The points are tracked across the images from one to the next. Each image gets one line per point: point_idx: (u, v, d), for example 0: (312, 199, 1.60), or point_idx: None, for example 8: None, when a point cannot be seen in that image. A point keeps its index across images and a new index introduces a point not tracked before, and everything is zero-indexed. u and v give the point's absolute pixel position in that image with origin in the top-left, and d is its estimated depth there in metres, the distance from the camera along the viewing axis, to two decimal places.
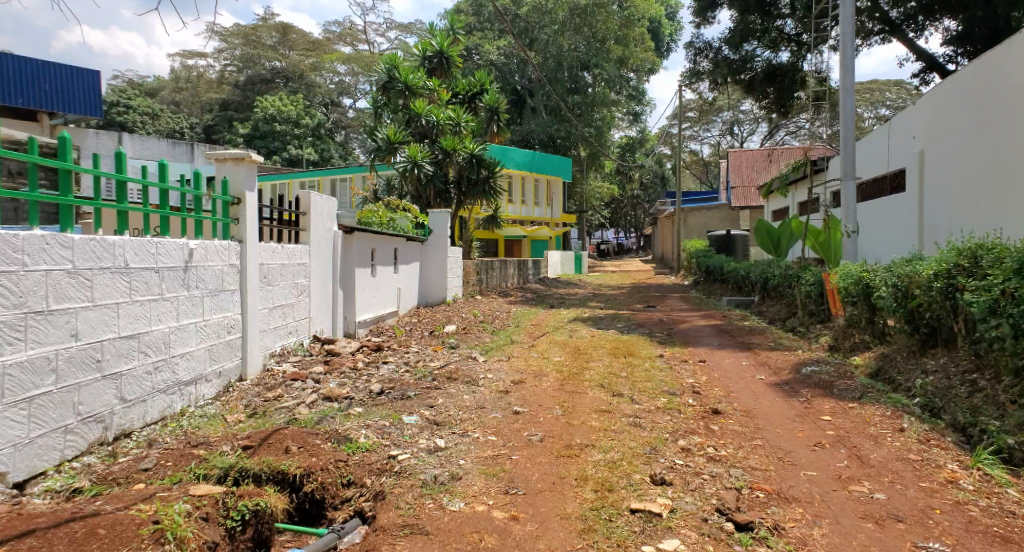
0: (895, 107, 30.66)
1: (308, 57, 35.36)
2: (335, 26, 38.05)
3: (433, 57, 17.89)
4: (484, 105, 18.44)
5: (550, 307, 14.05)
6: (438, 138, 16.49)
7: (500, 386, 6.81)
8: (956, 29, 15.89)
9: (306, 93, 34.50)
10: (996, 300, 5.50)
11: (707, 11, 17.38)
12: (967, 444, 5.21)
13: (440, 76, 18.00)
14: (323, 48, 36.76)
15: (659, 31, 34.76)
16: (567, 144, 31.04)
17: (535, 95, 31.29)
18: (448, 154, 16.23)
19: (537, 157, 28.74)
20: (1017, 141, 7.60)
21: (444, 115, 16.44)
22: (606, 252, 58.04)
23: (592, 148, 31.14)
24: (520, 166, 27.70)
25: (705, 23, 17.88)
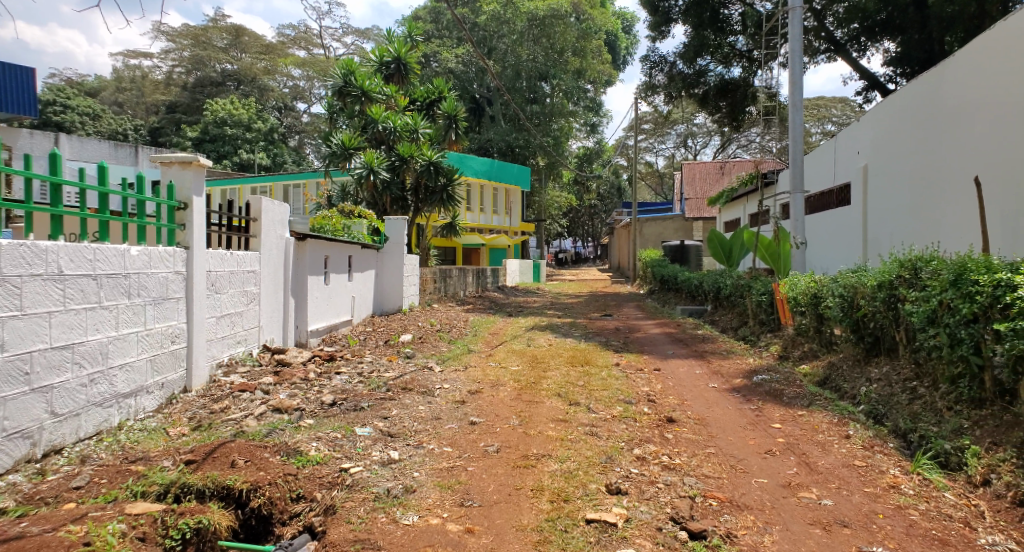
0: (841, 123, 31.87)
1: (260, 60, 34.62)
2: (289, 29, 37.47)
3: (390, 63, 17.68)
4: (442, 112, 18.28)
5: (507, 315, 14.02)
6: (395, 145, 16.35)
7: (456, 396, 6.72)
8: (895, 50, 16.65)
9: (258, 97, 34.03)
10: (934, 310, 5.76)
11: (662, 26, 17.69)
12: (908, 449, 5.39)
13: (398, 82, 17.87)
14: (277, 52, 36.06)
15: (615, 44, 35.34)
16: (527, 154, 31.07)
17: (493, 104, 31.50)
18: (406, 161, 16.09)
19: (496, 166, 28.72)
20: (955, 159, 7.95)
21: (401, 121, 16.35)
22: (564, 260, 58.66)
23: (550, 158, 31.38)
24: (478, 174, 27.65)
25: (660, 38, 18.23)
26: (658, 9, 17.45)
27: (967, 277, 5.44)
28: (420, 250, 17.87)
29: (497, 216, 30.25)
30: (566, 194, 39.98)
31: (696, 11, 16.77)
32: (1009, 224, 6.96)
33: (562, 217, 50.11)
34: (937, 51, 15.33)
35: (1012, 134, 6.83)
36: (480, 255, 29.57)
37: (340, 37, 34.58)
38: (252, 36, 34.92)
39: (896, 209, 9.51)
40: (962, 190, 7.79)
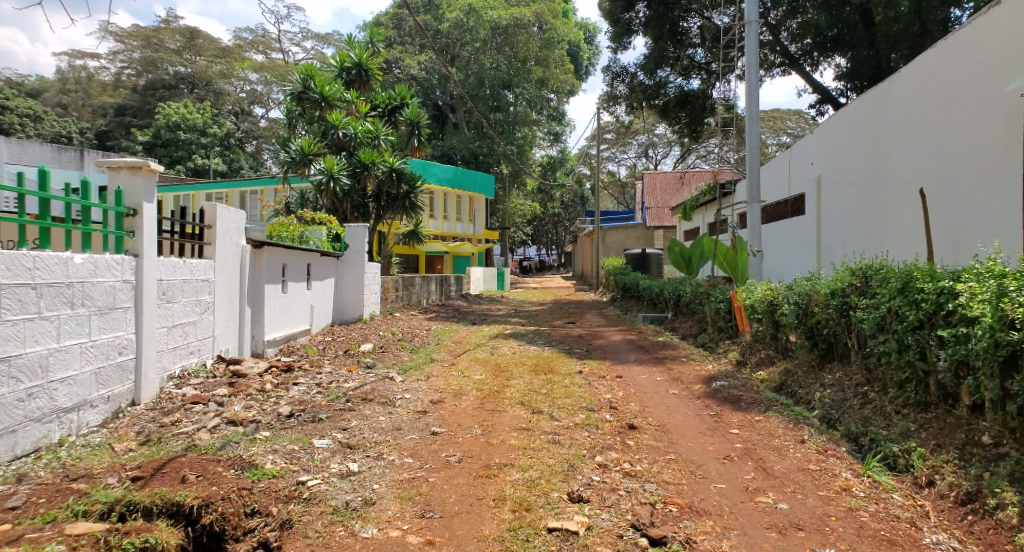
0: (795, 136, 32.88)
1: (216, 64, 33.87)
2: (246, 33, 36.84)
3: (352, 69, 17.52)
4: (404, 119, 18.26)
5: (471, 323, 13.96)
6: (356, 151, 16.18)
7: (418, 406, 6.65)
8: (846, 65, 17.23)
9: (213, 102, 33.57)
10: (885, 317, 5.96)
11: (623, 36, 17.98)
12: (859, 453, 5.55)
13: (359, 88, 17.64)
14: (234, 55, 35.34)
15: (577, 55, 35.72)
16: (490, 162, 31.01)
17: (456, 111, 31.65)
18: (367, 167, 15.93)
19: (459, 173, 28.61)
20: (902, 171, 8.25)
21: (362, 127, 16.21)
22: (528, 268, 58.87)
23: (513, 166, 31.49)
24: (442, 181, 27.59)
25: (621, 49, 18.55)
26: (619, 20, 17.64)
27: (914, 285, 5.63)
28: (381, 258, 17.66)
29: (461, 223, 30.19)
30: (530, 202, 40.16)
31: (656, 25, 17.08)
32: (951, 234, 7.24)
33: (525, 225, 50.29)
34: (884, 67, 15.89)
35: (954, 147, 7.11)
36: (443, 263, 29.47)
37: (299, 42, 34.19)
38: (207, 38, 33.82)
39: (848, 218, 9.80)
40: (908, 201, 8.08)
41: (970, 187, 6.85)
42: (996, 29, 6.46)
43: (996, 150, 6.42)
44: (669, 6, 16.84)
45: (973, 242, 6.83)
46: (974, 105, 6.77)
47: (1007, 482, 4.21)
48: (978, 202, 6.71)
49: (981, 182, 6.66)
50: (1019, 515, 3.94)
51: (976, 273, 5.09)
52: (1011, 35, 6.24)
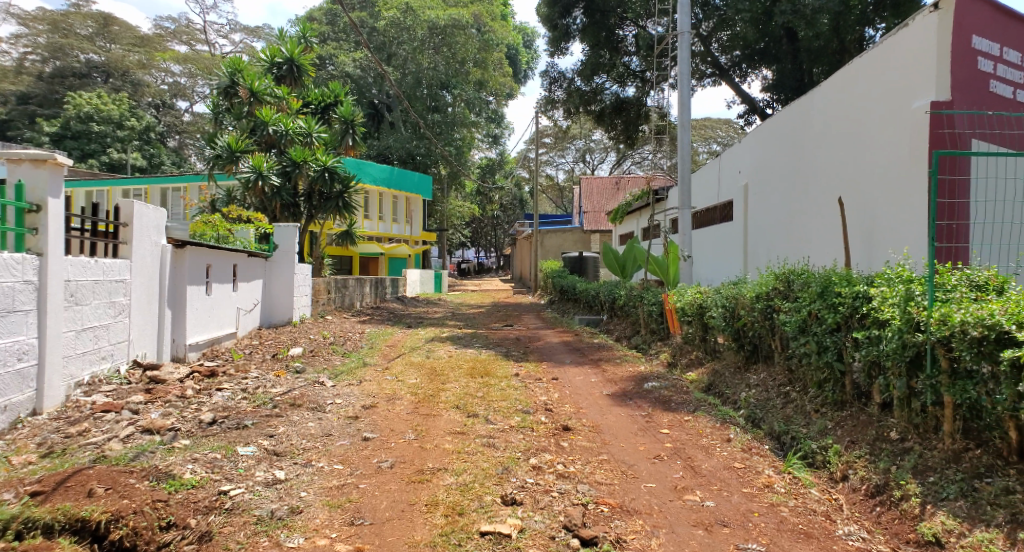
0: (725, 144, 34.19)
1: (134, 53, 32.23)
2: (168, 22, 35.24)
3: (283, 64, 16.95)
4: (338, 116, 17.88)
5: (406, 326, 13.78)
6: (287, 148, 15.75)
7: (349, 411, 6.51)
8: (772, 77, 18.02)
9: (131, 93, 31.96)
10: (805, 320, 6.23)
11: (561, 41, 18.07)
12: (781, 451, 5.77)
13: (290, 84, 17.13)
14: (154, 45, 33.77)
15: (516, 58, 35.91)
16: (427, 162, 30.81)
17: (393, 110, 31.27)
18: (298, 166, 15.44)
19: (395, 173, 28.25)
20: (822, 180, 8.66)
21: (293, 124, 15.75)
22: (466, 270, 58.68)
23: (452, 168, 31.30)
24: (377, 181, 27.13)
25: (559, 54, 18.73)
26: (557, 25, 17.69)
27: (832, 289, 5.92)
28: (313, 259, 17.19)
29: (397, 225, 29.84)
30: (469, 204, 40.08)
31: (593, 32, 17.36)
32: (866, 241, 7.63)
33: (464, 228, 50.18)
34: (807, 81, 16.72)
35: (869, 160, 7.53)
36: (379, 265, 29.11)
37: (226, 34, 32.95)
38: (123, 26, 32.50)
39: (773, 225, 10.21)
40: (827, 209, 8.49)
41: (883, 198, 7.26)
42: (906, 49, 6.89)
43: (906, 162, 6.82)
44: (604, 14, 17.18)
45: (884, 249, 7.24)
46: (886, 120, 7.19)
47: (911, 474, 4.49)
48: (890, 212, 7.11)
49: (892, 193, 7.06)
50: (921, 505, 4.23)
51: (888, 278, 5.38)
52: (920, 56, 6.66)
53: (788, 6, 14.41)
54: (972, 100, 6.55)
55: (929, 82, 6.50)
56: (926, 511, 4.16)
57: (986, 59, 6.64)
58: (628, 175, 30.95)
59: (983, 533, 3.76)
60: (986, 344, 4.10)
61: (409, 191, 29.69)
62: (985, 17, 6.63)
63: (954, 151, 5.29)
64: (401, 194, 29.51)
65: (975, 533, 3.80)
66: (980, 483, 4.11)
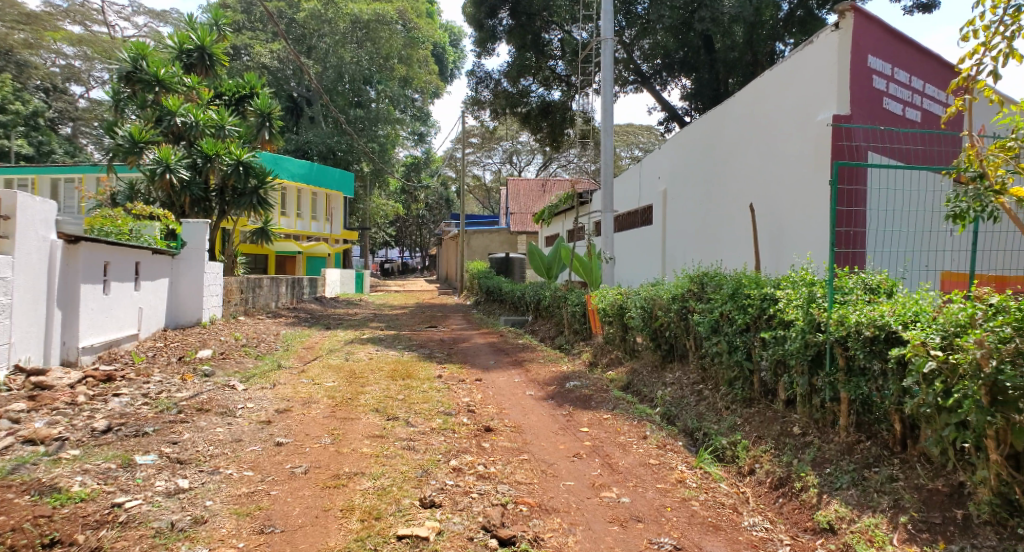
0: (646, 149, 35.28)
1: (18, 31, 27.66)
2: None
3: (192, 52, 15.98)
4: (254, 109, 17.31)
5: (325, 328, 13.42)
6: (197, 140, 14.93)
7: (261, 416, 6.27)
8: (690, 87, 18.70)
9: (15, 75, 28.20)
10: (718, 320, 6.50)
11: (487, 42, 18.09)
12: (694, 447, 6.00)
13: (201, 73, 16.19)
14: (42, 23, 28.78)
15: (442, 56, 35.75)
16: (350, 158, 30.15)
17: (313, 104, 30.53)
18: (209, 159, 14.79)
19: (315, 169, 27.46)
20: (735, 187, 9.04)
21: (204, 115, 14.94)
22: (389, 270, 57.71)
23: (375, 166, 30.74)
24: (296, 177, 26.38)
25: (485, 55, 18.72)
26: (483, 26, 17.72)
27: (742, 291, 6.18)
28: (226, 257, 16.44)
29: (316, 222, 29.11)
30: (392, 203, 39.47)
31: (520, 34, 17.57)
32: (773, 246, 8.04)
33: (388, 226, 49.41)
34: (723, 92, 17.53)
35: (777, 168, 7.91)
36: (296, 264, 28.27)
37: (128, 16, 30.95)
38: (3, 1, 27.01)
39: (689, 229, 10.59)
40: (739, 215, 8.88)
41: (789, 204, 7.65)
42: (811, 65, 7.31)
43: (811, 171, 7.22)
44: (531, 17, 17.45)
45: (790, 254, 7.64)
46: (793, 130, 7.58)
47: (811, 466, 4.76)
48: (797, 218, 7.50)
49: (798, 201, 7.46)
50: (818, 495, 4.50)
51: (792, 281, 5.69)
52: (823, 71, 7.07)
53: (707, 14, 14.75)
54: (868, 115, 7.02)
55: (832, 95, 6.91)
56: (823, 501, 4.42)
57: (880, 77, 7.14)
58: (554, 177, 31.41)
59: (871, 519, 4.03)
60: (878, 343, 4.41)
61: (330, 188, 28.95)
62: (879, 38, 7.12)
63: (853, 163, 5.63)
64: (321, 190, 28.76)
65: (863, 519, 4.07)
66: (869, 472, 4.40)
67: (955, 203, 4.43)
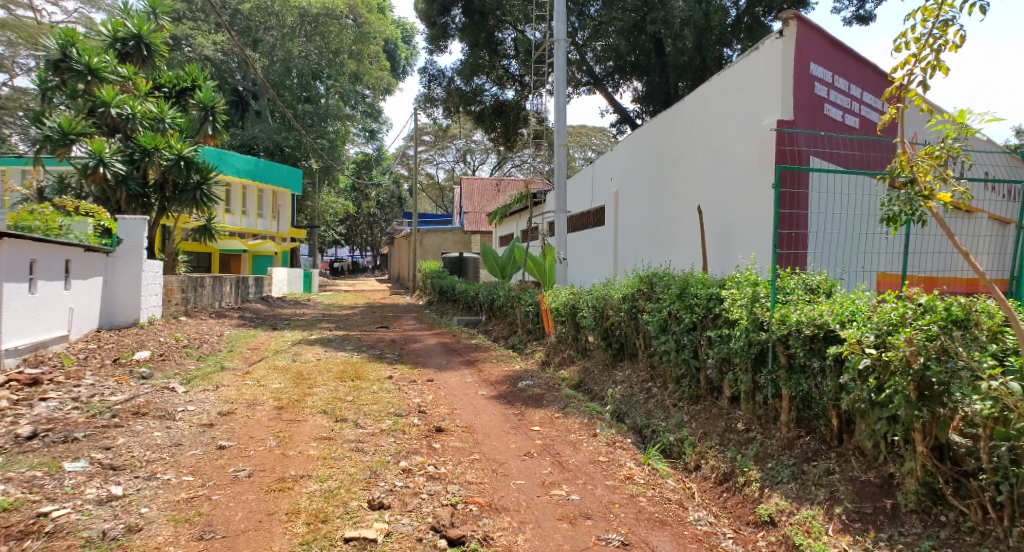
0: (599, 151, 35.76)
1: None
2: None
3: (128, 41, 15.25)
4: (195, 102, 16.73)
5: (271, 329, 13.09)
6: (133, 134, 14.36)
7: (203, 418, 6.08)
8: (641, 90, 19.05)
9: None
10: (666, 319, 6.62)
11: (440, 39, 18.04)
12: (642, 444, 6.10)
13: (138, 64, 15.45)
14: None
15: (394, 53, 35.55)
16: (298, 155, 29.53)
17: (259, 98, 29.83)
18: (147, 154, 14.32)
19: (261, 165, 26.77)
20: (685, 189, 9.23)
21: (141, 108, 14.36)
22: (339, 269, 56.67)
23: (324, 163, 30.13)
24: (241, 174, 25.67)
25: (437, 52, 18.66)
26: (435, 23, 17.65)
27: (690, 291, 6.30)
28: (166, 255, 15.81)
29: (262, 219, 28.50)
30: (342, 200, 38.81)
31: (472, 32, 17.54)
32: (720, 247, 8.25)
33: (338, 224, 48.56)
34: (672, 95, 18.07)
35: (724, 171, 8.13)
36: (241, 263, 27.54)
37: None
38: None
39: (641, 230, 10.76)
40: (688, 216, 9.07)
41: (736, 206, 7.87)
42: (757, 71, 7.52)
43: (756, 174, 7.44)
44: (484, 15, 17.41)
45: (735, 255, 7.85)
46: (739, 134, 7.80)
47: (754, 461, 4.90)
48: (743, 219, 7.71)
49: (744, 204, 7.68)
50: (760, 489, 4.63)
51: (737, 281, 5.83)
52: (768, 77, 7.28)
53: (660, 16, 15.00)
54: (810, 120, 7.28)
55: (777, 101, 7.13)
56: (764, 494, 4.56)
57: (821, 84, 7.40)
58: (508, 177, 31.53)
59: (808, 510, 4.17)
60: (817, 342, 4.57)
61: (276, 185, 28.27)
62: (821, 47, 7.38)
63: (794, 167, 5.81)
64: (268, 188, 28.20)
65: (802, 511, 4.21)
66: (808, 466, 4.55)
67: (887, 206, 4.52)
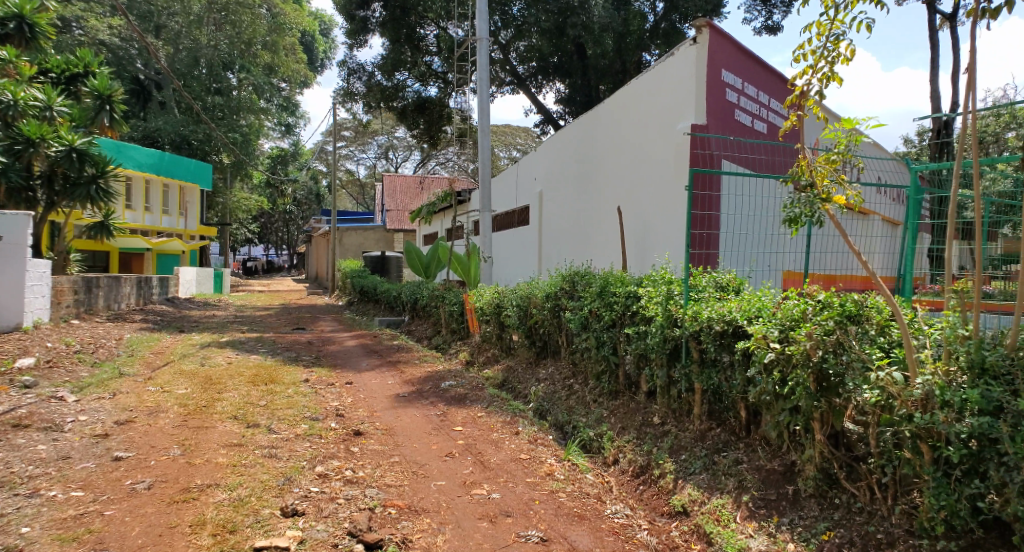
0: (523, 150, 36.12)
1: None
2: None
3: (7, 22, 13.81)
4: (89, 90, 15.56)
5: (177, 332, 12.44)
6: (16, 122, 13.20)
7: (96, 429, 5.70)
8: (564, 91, 19.41)
9: None
10: (587, 317, 6.74)
11: (359, 34, 17.73)
12: (563, 440, 6.18)
13: (20, 47, 14.24)
14: None
15: (311, 45, 34.82)
16: (207, 148, 28.24)
17: (162, 88, 28.38)
18: (31, 144, 13.14)
19: (166, 159, 25.61)
20: (606, 190, 9.42)
21: (26, 94, 13.25)
22: (254, 268, 54.42)
23: (236, 158, 28.94)
24: (142, 167, 24.58)
25: (357, 46, 18.30)
26: (355, 17, 17.32)
27: (609, 290, 6.42)
28: (55, 254, 14.70)
29: (168, 216, 27.16)
30: (255, 197, 37.37)
31: (393, 27, 17.27)
32: (639, 247, 8.47)
33: (250, 221, 46.65)
34: (594, 97, 18.63)
35: (643, 173, 8.35)
36: (144, 262, 25.53)
37: None
38: None
39: (564, 230, 10.91)
40: (609, 217, 9.27)
41: (654, 207, 8.09)
42: (673, 76, 7.75)
43: (672, 176, 7.68)
44: (405, 11, 17.12)
45: (653, 254, 8.09)
46: (657, 137, 8.02)
47: (668, 454, 5.06)
48: (660, 220, 7.95)
49: (661, 205, 7.92)
50: (674, 481, 4.78)
51: (653, 279, 6.00)
52: (683, 83, 7.52)
53: (579, 21, 15.35)
54: (722, 126, 7.59)
55: (691, 107, 7.38)
56: (677, 486, 4.71)
57: (732, 91, 7.73)
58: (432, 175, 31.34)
59: (718, 499, 4.33)
60: (726, 337, 4.76)
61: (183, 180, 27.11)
62: (731, 55, 7.70)
63: (706, 169, 5.99)
64: (173, 183, 26.85)
65: (712, 500, 4.37)
66: (718, 457, 4.73)
67: (789, 209, 4.74)
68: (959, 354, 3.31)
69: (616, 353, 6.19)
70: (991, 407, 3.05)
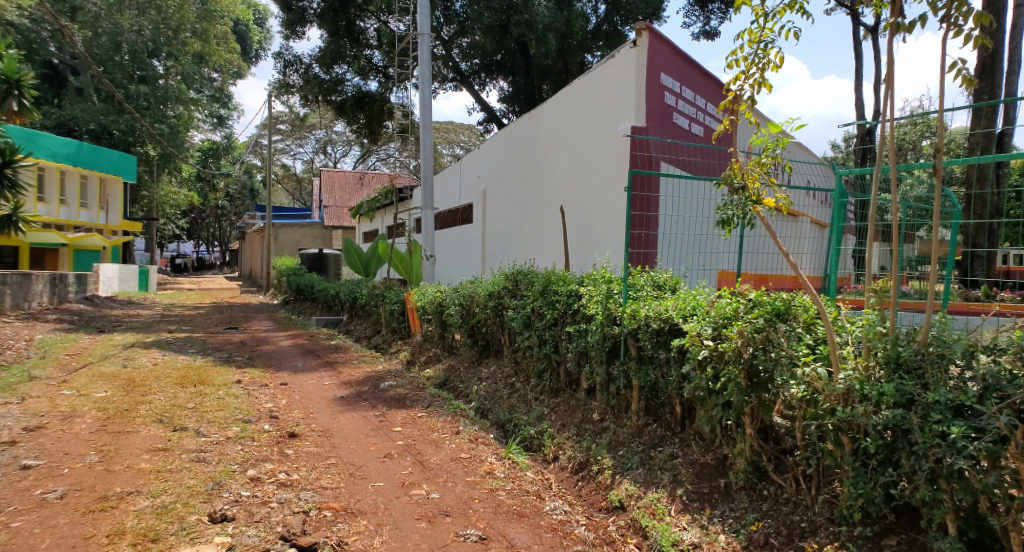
0: (466, 148, 36.03)
1: None
2: None
3: None
4: None
5: (97, 332, 11.81)
6: None
7: (3, 436, 5.34)
8: (507, 89, 19.47)
9: None
10: (529, 316, 6.76)
11: (296, 25, 17.25)
12: (504, 438, 6.18)
13: None
14: None
15: (245, 35, 33.66)
16: (131, 139, 26.86)
17: (79, 74, 26.76)
18: None
19: (86, 148, 24.26)
20: (549, 189, 9.47)
21: None
22: (184, 266, 52.21)
23: (163, 150, 27.62)
24: (56, 158, 23.12)
25: (294, 37, 17.77)
26: (292, 7, 16.92)
27: (551, 288, 6.45)
28: None
29: (86, 210, 25.79)
30: (184, 191, 35.80)
31: (332, 19, 16.90)
32: (581, 246, 8.55)
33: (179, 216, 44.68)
34: (536, 96, 18.80)
35: (586, 172, 8.44)
36: (59, 258, 24.03)
37: None
38: None
39: (507, 228, 10.89)
40: (552, 216, 9.32)
41: (596, 207, 8.19)
42: (614, 77, 7.86)
43: (613, 176, 7.80)
44: (344, 3, 16.83)
45: (595, 253, 8.17)
46: (599, 137, 8.12)
47: (606, 450, 5.12)
48: (602, 220, 8.05)
49: (603, 204, 8.02)
50: (611, 476, 4.84)
51: (594, 278, 6.06)
52: (624, 84, 7.65)
53: (522, 20, 15.22)
54: (660, 127, 7.75)
55: (631, 108, 7.50)
56: (615, 481, 4.77)
57: (670, 94, 7.90)
58: (373, 171, 30.86)
59: (654, 494, 4.42)
60: (662, 335, 4.85)
61: (105, 171, 25.69)
62: (670, 58, 7.87)
63: (644, 170, 6.08)
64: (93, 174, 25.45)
65: (648, 495, 4.45)
66: (655, 452, 4.81)
67: (722, 210, 4.86)
68: (877, 350, 3.43)
69: (558, 352, 6.23)
70: (904, 400, 3.17)
